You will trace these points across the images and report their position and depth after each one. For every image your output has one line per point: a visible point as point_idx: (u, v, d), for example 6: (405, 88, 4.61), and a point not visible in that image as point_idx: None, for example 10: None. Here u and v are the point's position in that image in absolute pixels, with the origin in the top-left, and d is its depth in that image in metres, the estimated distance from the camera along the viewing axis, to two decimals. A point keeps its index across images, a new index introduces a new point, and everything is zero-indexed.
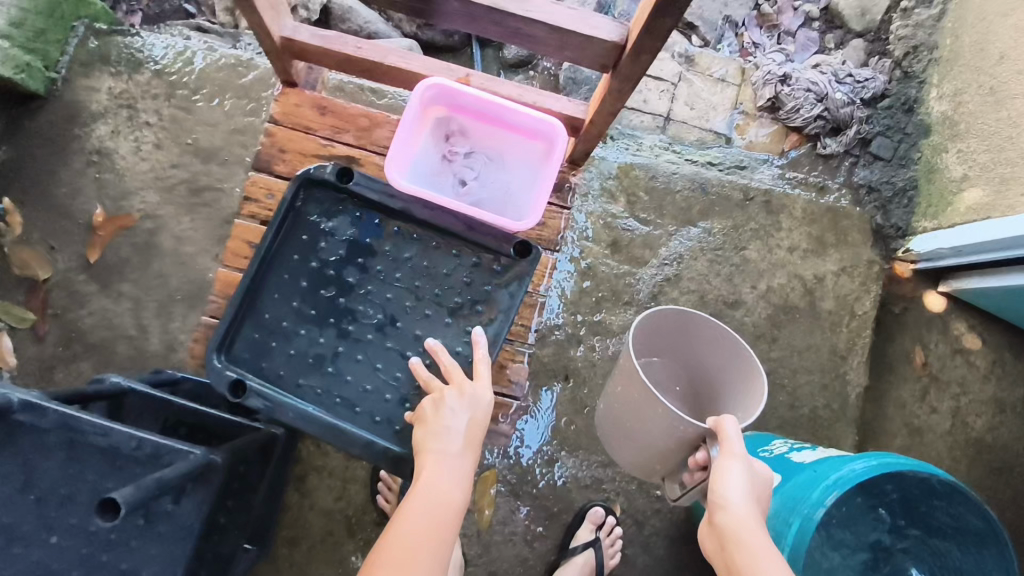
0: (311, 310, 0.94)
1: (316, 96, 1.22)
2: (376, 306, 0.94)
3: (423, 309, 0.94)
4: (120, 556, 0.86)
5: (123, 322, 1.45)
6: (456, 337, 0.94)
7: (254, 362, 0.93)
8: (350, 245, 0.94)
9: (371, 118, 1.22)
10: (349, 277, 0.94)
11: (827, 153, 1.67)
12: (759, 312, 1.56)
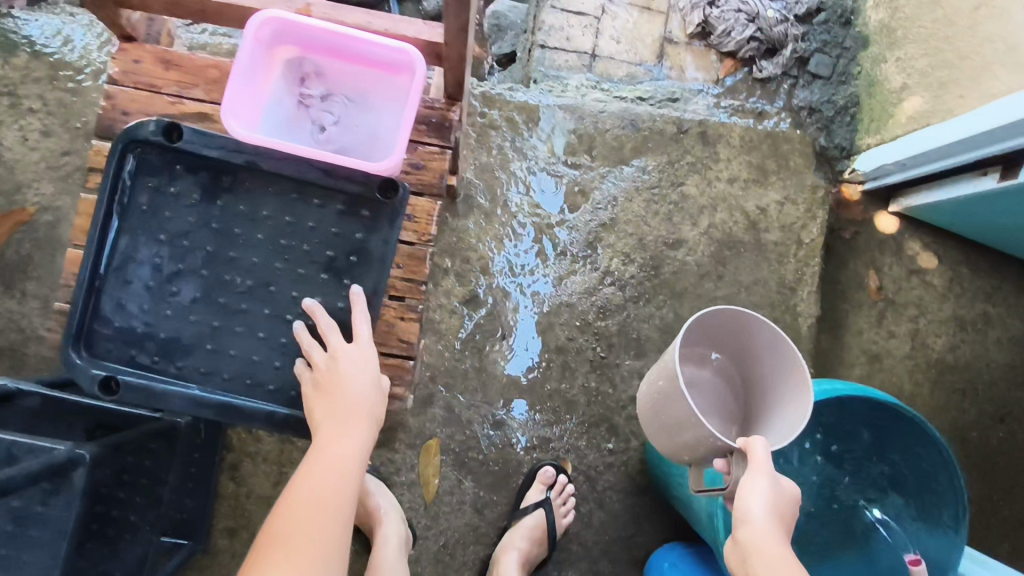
0: (174, 286, 0.83)
1: (158, 49, 0.99)
2: (243, 272, 0.83)
3: (294, 268, 0.83)
4: None
5: (30, 322, 1.37)
6: (332, 294, 0.83)
7: (123, 354, 0.82)
8: (207, 207, 0.82)
9: (222, 68, 0.99)
10: (208, 246, 0.83)
11: (764, 76, 1.58)
12: (703, 250, 1.49)
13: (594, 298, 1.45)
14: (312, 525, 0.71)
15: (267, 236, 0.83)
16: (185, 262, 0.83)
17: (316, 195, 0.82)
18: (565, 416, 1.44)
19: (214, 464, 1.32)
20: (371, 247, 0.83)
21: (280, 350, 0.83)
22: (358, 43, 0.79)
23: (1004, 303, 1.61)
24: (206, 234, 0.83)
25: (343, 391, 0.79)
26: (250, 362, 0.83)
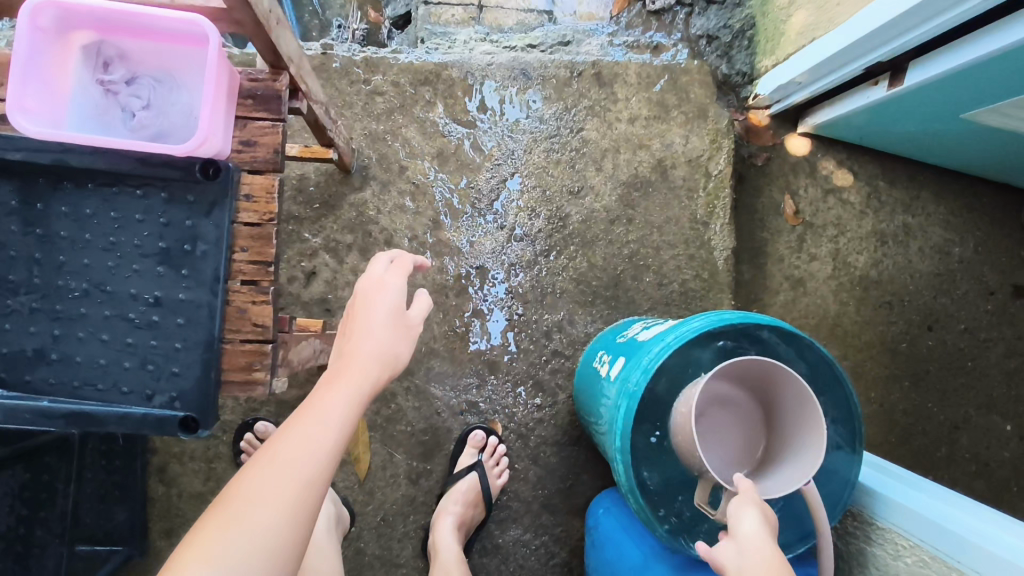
0: (7, 299, 0.79)
1: None
2: (75, 275, 0.79)
3: (128, 263, 0.79)
4: None
5: None
6: (171, 285, 0.80)
7: None
8: (28, 212, 0.79)
9: None
10: (36, 252, 0.79)
11: (657, 9, 1.54)
12: (610, 194, 1.46)
13: (505, 256, 1.44)
14: (307, 439, 0.68)
15: (95, 234, 0.79)
16: (15, 271, 0.79)
17: (139, 185, 0.79)
18: (489, 379, 1.43)
19: (137, 469, 1.30)
20: (203, 232, 0.80)
21: (128, 350, 0.79)
22: (145, 20, 0.75)
23: (924, 212, 1.60)
24: (32, 239, 0.79)
25: (368, 331, 0.80)
26: (96, 366, 0.79)
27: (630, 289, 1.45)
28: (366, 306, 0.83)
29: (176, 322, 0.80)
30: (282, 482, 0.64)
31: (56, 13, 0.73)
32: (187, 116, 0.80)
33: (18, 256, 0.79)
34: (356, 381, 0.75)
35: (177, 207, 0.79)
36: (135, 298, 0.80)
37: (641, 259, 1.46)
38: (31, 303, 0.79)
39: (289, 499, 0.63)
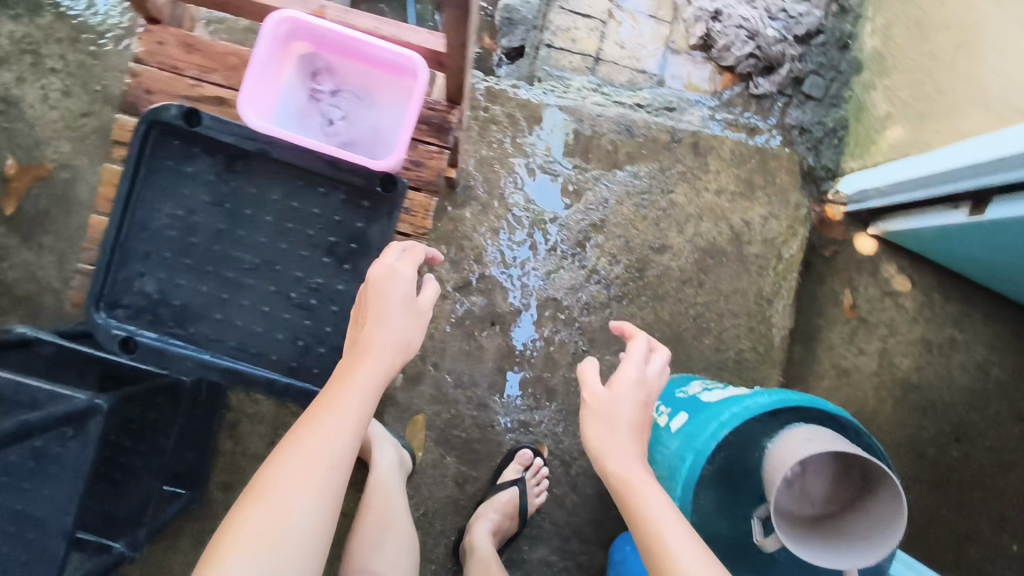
0: (186, 257, 0.90)
1: (183, 34, 1.04)
2: (249, 249, 0.90)
3: (297, 249, 0.90)
4: (13, 497, 0.87)
5: (47, 275, 1.45)
6: (333, 276, 0.90)
7: (139, 315, 0.89)
8: (220, 185, 0.89)
9: (241, 57, 1.03)
10: (219, 224, 0.90)
11: (760, 93, 1.61)
12: (687, 257, 1.56)
13: (580, 294, 1.53)
14: (325, 436, 0.72)
15: (276, 217, 0.90)
16: (198, 235, 0.90)
17: (324, 183, 0.90)
18: (544, 404, 1.52)
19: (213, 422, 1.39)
20: (369, 235, 0.90)
21: (283, 324, 0.90)
22: (366, 47, 0.85)
23: (971, 329, 1.68)
24: (219, 210, 0.90)
25: (385, 327, 0.82)
26: (252, 332, 0.90)
27: (689, 347, 1.55)
28: (382, 298, 0.83)
29: (331, 309, 0.91)
30: (304, 479, 0.69)
31: (297, 28, 0.85)
32: (376, 135, 0.90)
33: (204, 224, 0.89)
34: (370, 377, 0.78)
35: (352, 210, 0.90)
36: (300, 281, 0.90)
37: (704, 322, 1.55)
38: (205, 266, 0.90)
39: (312, 493, 0.68)
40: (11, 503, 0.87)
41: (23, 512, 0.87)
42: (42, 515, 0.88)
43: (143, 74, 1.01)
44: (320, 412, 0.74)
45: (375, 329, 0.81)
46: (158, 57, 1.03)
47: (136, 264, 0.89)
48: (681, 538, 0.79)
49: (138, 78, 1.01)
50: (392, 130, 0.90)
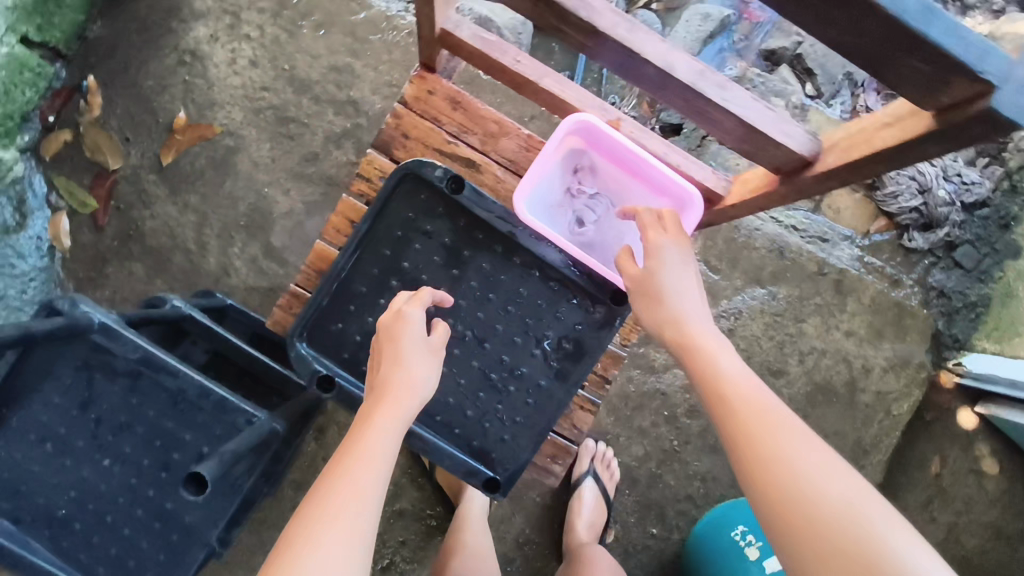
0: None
1: (453, 87, 0.92)
2: (463, 320, 0.89)
3: (511, 333, 0.90)
4: (166, 495, 0.89)
5: (184, 233, 1.44)
6: (537, 368, 0.90)
7: (340, 354, 0.89)
8: (456, 250, 0.88)
9: (502, 125, 0.92)
10: (441, 288, 0.89)
11: (911, 246, 1.62)
12: (799, 387, 1.56)
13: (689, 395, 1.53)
14: (351, 501, 0.65)
15: (499, 298, 0.89)
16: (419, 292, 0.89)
17: (557, 279, 0.89)
18: (626, 492, 1.52)
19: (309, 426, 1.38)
20: (585, 341, 0.90)
21: (475, 401, 0.91)
22: (647, 168, 0.86)
23: None
24: (447, 274, 0.89)
25: (410, 381, 0.76)
26: (445, 400, 0.91)
27: None
28: (404, 348, 0.78)
29: (525, 400, 0.91)
30: (338, 531, 0.63)
31: (591, 130, 0.85)
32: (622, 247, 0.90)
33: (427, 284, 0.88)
34: (392, 426, 0.72)
35: (576, 312, 0.90)
36: (504, 364, 0.90)
37: None
38: None
39: (343, 556, 0.62)
40: (161, 501, 0.89)
41: (171, 512, 0.89)
42: (190, 520, 0.89)
43: (404, 116, 0.91)
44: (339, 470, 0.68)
45: (399, 378, 0.75)
46: (422, 102, 0.92)
47: (351, 305, 0.88)
48: (814, 460, 0.66)
49: (397, 118, 0.92)
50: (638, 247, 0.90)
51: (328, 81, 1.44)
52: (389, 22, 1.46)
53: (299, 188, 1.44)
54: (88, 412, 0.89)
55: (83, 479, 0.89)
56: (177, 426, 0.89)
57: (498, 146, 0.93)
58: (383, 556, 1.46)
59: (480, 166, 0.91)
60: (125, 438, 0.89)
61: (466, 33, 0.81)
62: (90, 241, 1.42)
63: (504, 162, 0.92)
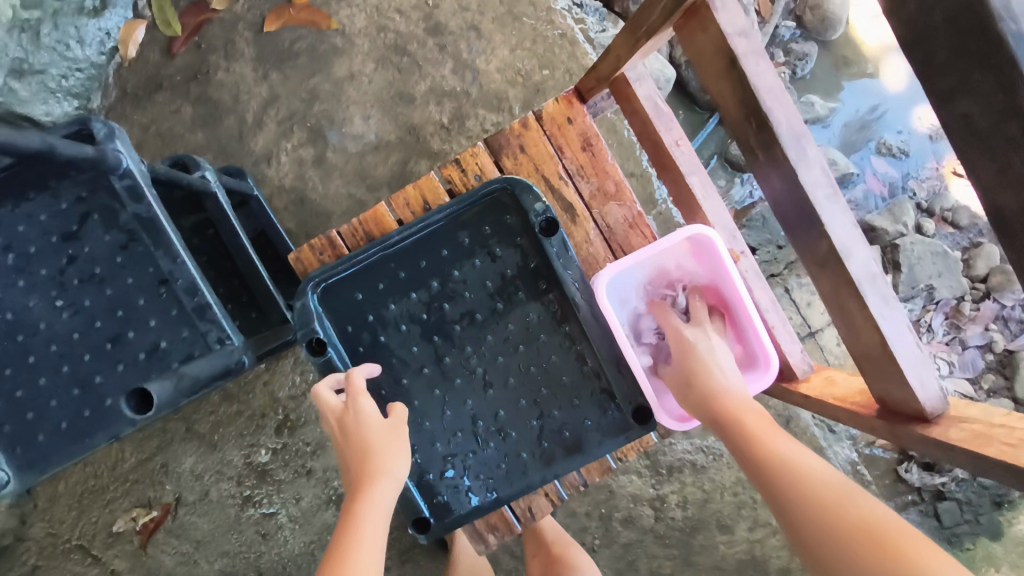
0: (425, 313, 0.83)
1: (593, 127, 0.86)
2: (479, 355, 0.83)
3: (520, 393, 0.83)
4: (98, 368, 0.79)
5: (248, 102, 1.35)
6: (528, 439, 0.83)
7: (344, 325, 0.83)
8: (510, 286, 0.82)
9: (621, 189, 0.85)
10: (478, 314, 0.83)
11: (904, 478, 1.57)
12: (736, 552, 1.45)
13: (633, 505, 1.46)
14: None
15: (525, 353, 0.83)
16: (454, 306, 0.83)
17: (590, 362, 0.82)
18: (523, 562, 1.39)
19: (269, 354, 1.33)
20: (587, 439, 0.83)
21: (450, 439, 0.83)
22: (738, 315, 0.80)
23: None
24: (489, 304, 0.82)
25: (386, 472, 0.71)
26: (421, 424, 0.83)
27: None
28: (383, 441, 0.74)
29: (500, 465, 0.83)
30: None
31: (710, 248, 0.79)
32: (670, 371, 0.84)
33: (465, 303, 0.82)
34: (377, 520, 0.67)
35: (594, 409, 0.83)
36: (497, 419, 0.83)
37: None
38: (433, 335, 0.83)
39: None
40: (91, 371, 0.79)
41: (93, 388, 0.79)
42: (106, 406, 0.79)
43: (531, 128, 0.85)
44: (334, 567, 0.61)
45: (374, 469, 0.71)
46: (557, 126, 0.87)
47: (381, 284, 0.83)
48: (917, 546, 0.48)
49: (523, 126, 0.85)
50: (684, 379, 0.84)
51: (462, 37, 1.37)
52: (548, 13, 1.39)
53: (381, 120, 1.36)
54: (67, 247, 0.79)
55: (24, 308, 0.79)
56: (147, 306, 0.79)
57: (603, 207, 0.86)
58: (272, 502, 1.38)
59: (577, 216, 0.84)
60: (89, 291, 0.79)
61: (643, 90, 0.80)
62: (158, 62, 1.34)
63: (603, 226, 0.85)
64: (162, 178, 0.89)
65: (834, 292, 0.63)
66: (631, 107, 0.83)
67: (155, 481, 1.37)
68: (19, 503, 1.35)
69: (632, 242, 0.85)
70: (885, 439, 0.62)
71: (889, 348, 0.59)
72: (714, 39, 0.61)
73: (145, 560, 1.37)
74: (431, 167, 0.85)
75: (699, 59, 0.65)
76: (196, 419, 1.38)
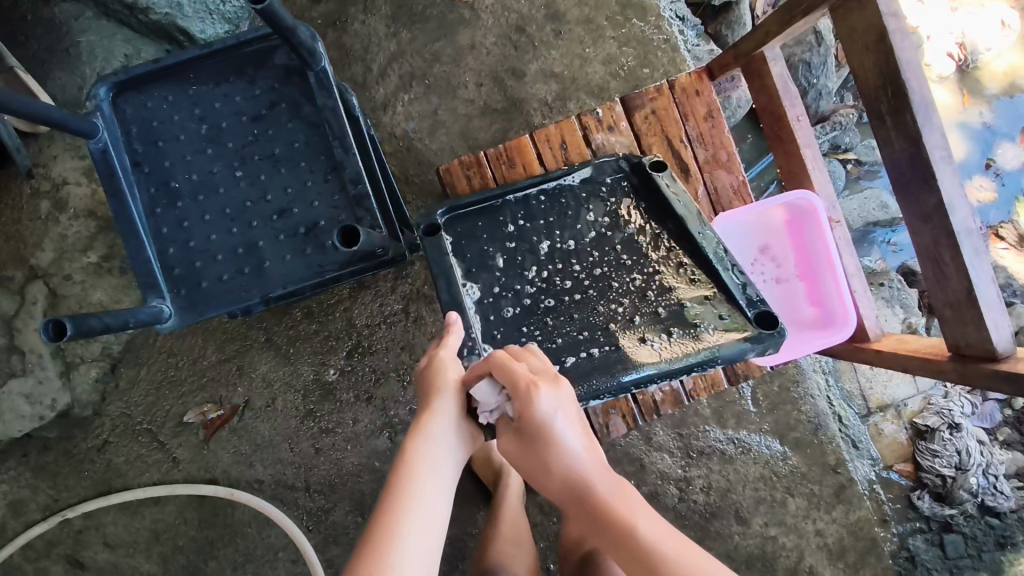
0: (531, 237, 0.98)
1: (717, 104, 1.09)
2: (581, 271, 0.96)
3: (617, 301, 0.93)
4: (262, 234, 0.92)
5: (376, 54, 1.48)
6: (618, 338, 0.90)
7: (456, 236, 0.98)
8: (621, 226, 0.98)
9: (732, 159, 1.08)
10: (580, 248, 0.97)
11: (915, 504, 1.57)
12: (748, 544, 1.51)
13: (660, 482, 1.52)
14: (424, 483, 0.73)
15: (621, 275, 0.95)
16: (564, 233, 0.98)
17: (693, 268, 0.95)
18: (551, 518, 1.44)
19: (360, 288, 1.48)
20: (687, 328, 0.89)
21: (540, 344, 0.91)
22: (822, 278, 1.02)
23: None
24: (597, 237, 0.98)
25: (444, 390, 0.81)
26: (510, 320, 0.93)
27: None
28: (436, 375, 0.82)
29: (583, 358, 0.89)
30: (418, 518, 0.70)
31: (807, 211, 1.01)
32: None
33: (570, 240, 0.98)
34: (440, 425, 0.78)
35: (712, 311, 0.90)
36: (589, 323, 0.92)
37: None
38: (537, 250, 0.97)
39: (418, 551, 0.67)
40: (255, 236, 0.92)
41: (254, 250, 0.91)
42: (263, 268, 0.91)
43: (665, 94, 1.09)
44: (388, 516, 0.69)
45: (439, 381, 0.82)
46: (686, 99, 1.10)
47: (501, 213, 1.00)
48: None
49: (658, 94, 1.10)
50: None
51: (578, 27, 1.50)
52: (656, 19, 1.52)
53: (491, 88, 1.48)
54: (254, 127, 0.93)
55: (209, 175, 0.93)
56: (315, 189, 0.91)
57: (713, 173, 1.08)
58: (331, 420, 1.47)
59: (691, 176, 1.07)
60: (267, 167, 0.92)
61: (776, 69, 1.02)
62: (301, 4, 1.49)
63: (709, 188, 1.08)
64: (348, 90, 1.02)
65: (933, 244, 0.80)
66: (760, 83, 1.05)
67: (229, 381, 1.47)
68: (103, 380, 1.45)
69: (733, 205, 1.07)
70: (952, 375, 0.80)
71: (974, 292, 0.77)
72: (872, 18, 0.78)
73: (205, 454, 1.46)
74: (573, 116, 1.11)
75: (850, 32, 0.81)
76: (276, 331, 1.48)
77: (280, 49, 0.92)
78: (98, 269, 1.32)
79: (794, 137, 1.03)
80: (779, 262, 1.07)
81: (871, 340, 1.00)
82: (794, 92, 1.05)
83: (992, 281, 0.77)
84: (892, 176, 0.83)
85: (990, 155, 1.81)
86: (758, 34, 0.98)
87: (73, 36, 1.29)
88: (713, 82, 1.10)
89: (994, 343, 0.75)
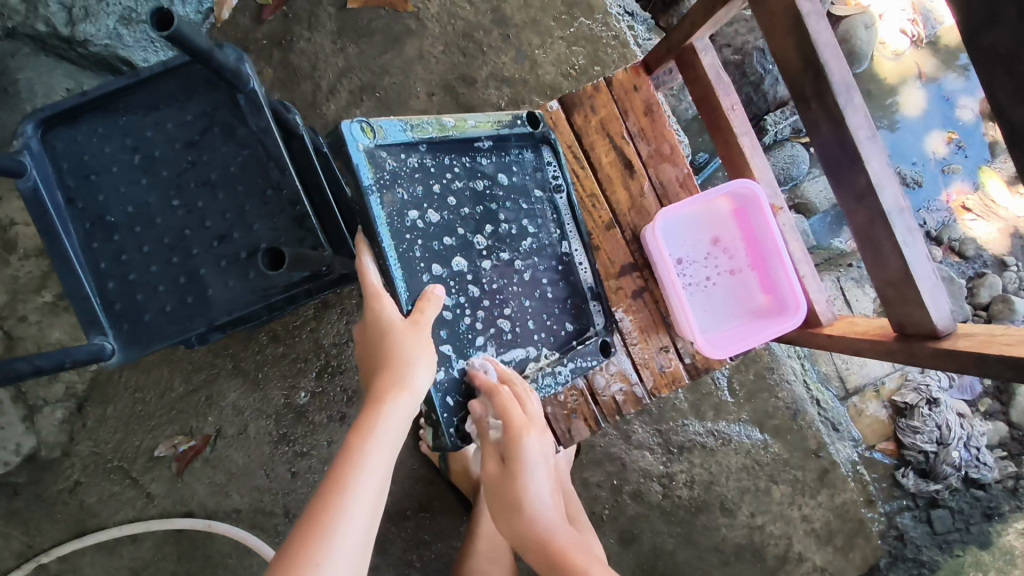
0: (541, 194, 1.05)
1: (654, 96, 1.10)
2: (520, 258, 1.01)
3: (514, 309, 1.00)
4: (204, 262, 0.91)
5: (325, 70, 1.46)
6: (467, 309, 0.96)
7: (517, 156, 1.04)
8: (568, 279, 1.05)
9: (675, 153, 1.09)
10: (554, 246, 1.05)
11: (901, 481, 1.57)
12: (735, 536, 1.50)
13: (644, 480, 1.48)
14: (380, 451, 0.75)
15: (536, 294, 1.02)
16: (551, 227, 1.05)
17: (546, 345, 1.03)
18: None
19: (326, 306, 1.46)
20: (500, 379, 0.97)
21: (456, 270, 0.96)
22: (772, 264, 1.02)
23: None
24: (551, 258, 1.04)
25: (412, 366, 0.82)
26: (446, 233, 0.96)
27: None
28: (401, 348, 0.83)
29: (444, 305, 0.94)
30: (375, 484, 0.73)
31: (752, 200, 1.00)
32: (705, 307, 1.07)
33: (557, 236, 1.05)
34: (408, 401, 0.80)
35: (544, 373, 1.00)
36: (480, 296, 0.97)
37: None
38: (533, 219, 1.03)
39: (365, 522, 0.70)
40: (197, 264, 0.91)
41: (199, 279, 0.90)
42: (206, 296, 0.90)
43: (604, 92, 1.10)
44: (340, 485, 0.71)
45: (406, 358, 0.82)
46: (624, 95, 1.11)
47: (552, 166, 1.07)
48: None
49: (597, 92, 1.11)
50: (720, 320, 1.07)
51: (526, 30, 1.50)
52: (604, 17, 1.54)
53: (443, 97, 1.47)
54: (188, 154, 0.91)
55: (144, 206, 0.91)
56: (254, 213, 0.91)
57: (656, 168, 1.10)
58: (306, 442, 1.45)
59: (636, 173, 1.08)
60: (203, 194, 0.91)
61: (707, 59, 1.03)
62: (246, 25, 1.45)
63: (653, 184, 1.09)
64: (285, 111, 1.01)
65: (868, 224, 0.80)
66: (694, 74, 1.05)
67: (199, 412, 1.44)
68: (69, 421, 1.42)
69: (679, 197, 1.08)
70: (900, 355, 0.80)
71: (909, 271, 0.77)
72: (788, 5, 0.78)
73: (178, 487, 1.44)
74: None
75: (772, 18, 0.81)
76: (243, 356, 1.45)
77: (208, 74, 0.91)
78: (54, 307, 1.30)
79: (730, 126, 1.03)
80: (730, 247, 1.07)
81: (824, 324, 1.00)
82: (728, 81, 1.05)
83: (927, 260, 0.78)
84: (823, 159, 0.83)
85: (952, 127, 1.79)
86: (686, 25, 0.98)
87: (9, 73, 1.25)
88: (651, 75, 1.10)
89: (934, 323, 0.75)
